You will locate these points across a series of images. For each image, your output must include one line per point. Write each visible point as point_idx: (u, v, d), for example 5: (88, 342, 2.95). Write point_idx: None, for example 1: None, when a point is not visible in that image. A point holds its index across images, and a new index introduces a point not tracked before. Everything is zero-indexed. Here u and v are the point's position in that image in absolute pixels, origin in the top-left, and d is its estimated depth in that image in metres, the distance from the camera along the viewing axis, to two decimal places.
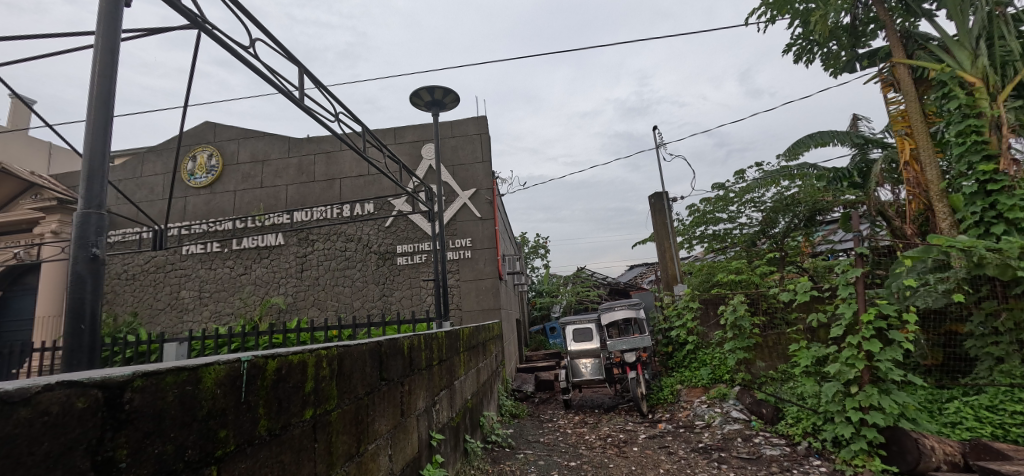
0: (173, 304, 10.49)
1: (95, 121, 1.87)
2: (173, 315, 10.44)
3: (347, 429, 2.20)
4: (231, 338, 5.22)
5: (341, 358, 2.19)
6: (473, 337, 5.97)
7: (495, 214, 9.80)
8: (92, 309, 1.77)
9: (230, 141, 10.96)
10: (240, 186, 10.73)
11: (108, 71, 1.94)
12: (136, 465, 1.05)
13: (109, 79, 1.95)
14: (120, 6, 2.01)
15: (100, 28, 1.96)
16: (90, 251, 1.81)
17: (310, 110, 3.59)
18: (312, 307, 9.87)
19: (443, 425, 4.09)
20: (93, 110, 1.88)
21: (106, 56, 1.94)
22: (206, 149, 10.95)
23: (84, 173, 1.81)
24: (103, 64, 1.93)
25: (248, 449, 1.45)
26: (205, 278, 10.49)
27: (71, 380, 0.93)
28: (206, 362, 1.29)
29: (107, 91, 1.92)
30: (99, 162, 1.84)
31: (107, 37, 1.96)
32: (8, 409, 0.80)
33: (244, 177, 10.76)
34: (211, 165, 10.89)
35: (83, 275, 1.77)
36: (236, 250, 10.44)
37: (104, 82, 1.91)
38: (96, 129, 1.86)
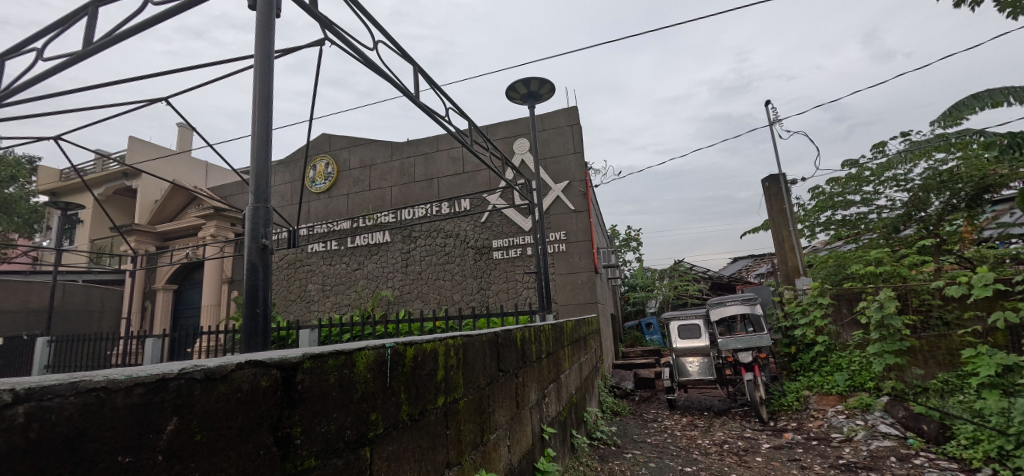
0: (302, 296, 11.79)
1: (259, 128, 2.07)
2: (303, 305, 11.74)
3: (473, 418, 2.22)
4: (352, 326, 5.64)
5: (465, 348, 2.21)
6: (575, 332, 5.83)
7: (589, 206, 9.58)
8: (263, 295, 1.96)
9: (343, 149, 12.01)
10: (352, 189, 11.70)
11: (265, 80, 2.13)
12: (308, 443, 1.09)
13: (268, 88, 2.16)
14: (275, 21, 2.20)
15: (256, 44, 2.15)
16: (260, 241, 2.01)
17: (425, 107, 3.69)
18: (417, 299, 10.45)
19: (552, 419, 4.06)
20: (257, 118, 2.08)
21: (263, 65, 2.14)
22: (324, 158, 12.08)
23: (253, 172, 2.03)
24: (263, 71, 2.14)
25: (395, 432, 1.49)
26: (327, 273, 11.62)
27: (256, 360, 0.99)
28: (358, 348, 1.33)
29: (265, 97, 2.11)
30: (264, 161, 2.04)
31: (263, 50, 2.15)
32: (209, 384, 0.86)
33: (355, 181, 11.72)
34: (328, 172, 12.00)
35: (256, 262, 1.97)
36: (352, 248, 11.41)
37: (263, 87, 2.12)
38: (260, 134, 2.07)
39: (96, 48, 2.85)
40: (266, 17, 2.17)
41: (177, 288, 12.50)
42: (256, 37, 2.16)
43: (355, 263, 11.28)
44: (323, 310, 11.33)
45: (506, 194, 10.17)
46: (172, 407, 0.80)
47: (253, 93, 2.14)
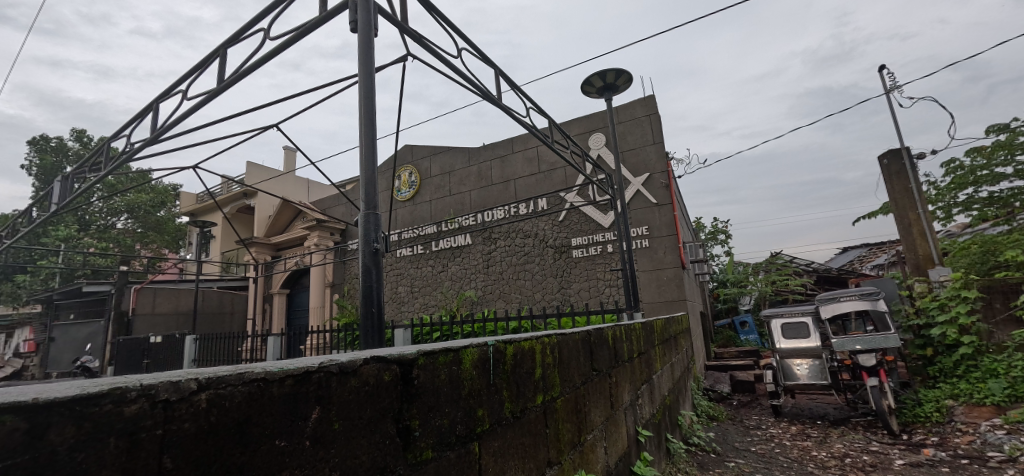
0: (394, 297, 12.55)
1: (367, 140, 2.24)
2: (395, 306, 12.49)
3: (571, 417, 2.20)
4: (443, 325, 5.89)
5: (560, 346, 2.19)
6: (666, 331, 5.58)
7: (673, 198, 9.12)
8: (376, 295, 2.11)
9: (424, 159, 12.60)
10: (435, 196, 12.22)
11: (369, 96, 2.30)
12: (425, 434, 1.15)
13: (372, 104, 2.33)
14: (373, 41, 2.36)
15: (360, 64, 2.32)
16: (372, 245, 2.16)
17: (507, 109, 3.75)
18: (500, 300, 10.65)
19: (647, 421, 3.92)
20: (364, 131, 2.26)
21: (366, 82, 2.31)
22: (407, 169, 12.75)
23: (364, 182, 2.21)
24: (367, 88, 2.31)
25: (499, 428, 1.51)
26: (415, 276, 12.26)
27: (379, 355, 1.05)
28: (464, 345, 1.37)
29: (370, 112, 2.27)
30: (372, 171, 2.21)
31: (366, 68, 2.32)
32: (343, 377, 0.94)
33: (437, 187, 12.24)
34: (412, 181, 12.64)
35: (369, 264, 2.12)
36: (436, 251, 11.92)
37: (368, 103, 2.28)
38: (368, 145, 2.23)
39: (227, 88, 3.28)
40: (367, 38, 2.35)
41: (289, 293, 13.93)
42: (359, 58, 2.33)
43: (440, 266, 11.77)
44: (413, 310, 11.96)
45: (585, 191, 10.01)
46: (315, 397, 0.88)
47: (359, 110, 2.32)
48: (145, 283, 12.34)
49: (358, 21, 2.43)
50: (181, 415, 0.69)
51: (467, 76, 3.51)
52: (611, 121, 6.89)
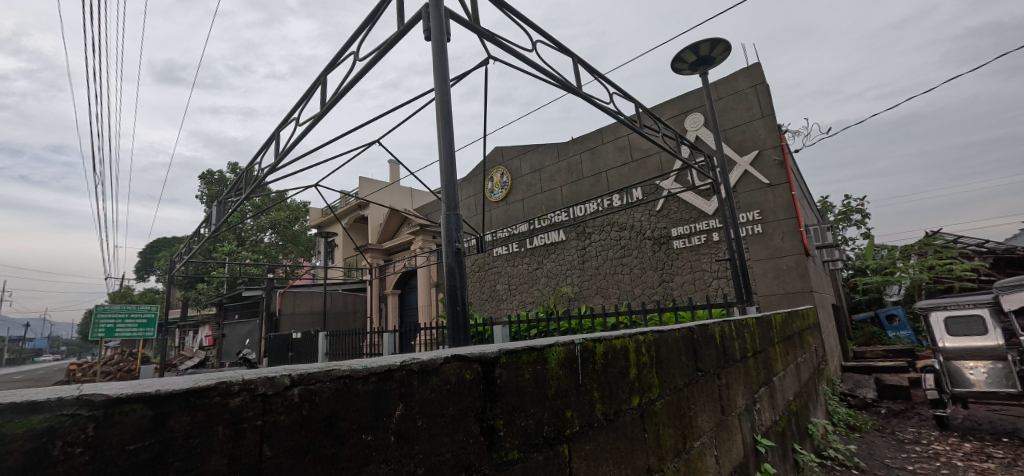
0: (493, 295, 12.94)
1: (445, 141, 2.34)
2: (494, 303, 12.87)
3: (673, 421, 2.05)
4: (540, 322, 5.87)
5: (657, 345, 2.05)
6: (787, 326, 4.97)
7: (789, 177, 8.07)
8: (460, 294, 2.18)
9: (514, 159, 12.80)
10: (526, 194, 12.32)
11: (444, 100, 2.39)
12: (510, 435, 1.14)
13: (448, 109, 2.43)
14: (446, 45, 2.44)
15: (435, 70, 2.42)
16: (455, 245, 2.24)
17: (588, 97, 3.61)
18: (597, 295, 10.39)
19: (767, 429, 3.51)
20: (442, 134, 2.36)
21: (441, 87, 2.40)
22: (499, 170, 13.06)
23: (444, 183, 2.30)
24: (443, 94, 2.41)
25: (591, 431, 1.45)
26: (512, 274, 12.47)
27: (460, 354, 1.07)
28: (549, 344, 1.34)
29: (446, 114, 2.37)
30: (451, 171, 2.30)
31: (440, 74, 2.42)
32: (424, 375, 0.97)
33: (528, 186, 12.31)
34: (503, 181, 12.91)
35: (452, 264, 2.20)
36: (531, 249, 12.01)
37: (443, 106, 2.39)
38: (446, 145, 2.33)
39: (328, 111, 3.61)
40: (439, 44, 2.43)
41: (400, 292, 15.01)
42: (433, 64, 2.44)
43: (535, 263, 11.82)
44: (512, 307, 12.16)
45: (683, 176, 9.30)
46: (398, 395, 0.92)
47: (437, 115, 2.43)
48: (286, 288, 14.33)
49: (431, 29, 2.52)
50: (277, 408, 0.76)
51: (544, 68, 3.46)
52: (709, 98, 6.27)
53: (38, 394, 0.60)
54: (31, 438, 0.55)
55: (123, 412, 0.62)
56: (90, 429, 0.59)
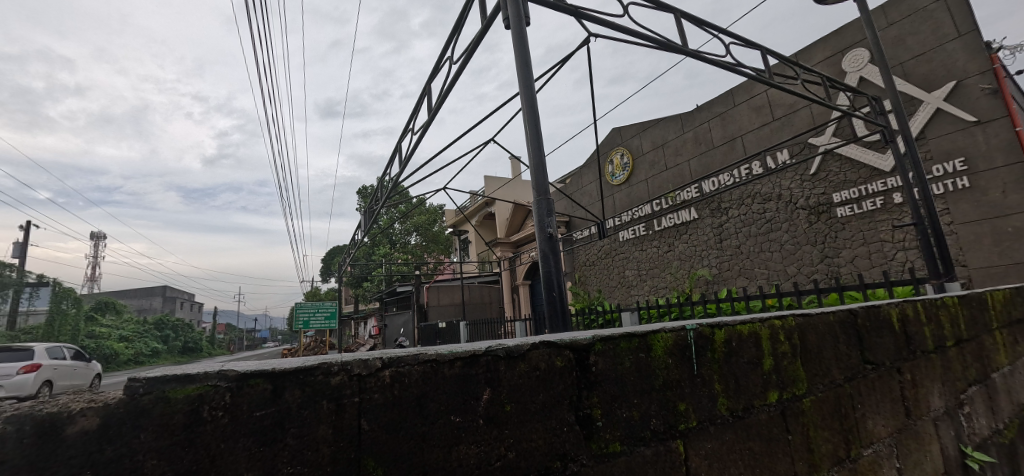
0: (622, 282, 11.80)
1: (530, 127, 2.42)
2: (623, 291, 11.77)
3: (830, 422, 1.72)
4: (671, 307, 5.41)
5: (802, 331, 1.74)
6: (1012, 306, 3.74)
7: (1011, 107, 6.09)
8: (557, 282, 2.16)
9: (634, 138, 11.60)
10: (650, 173, 10.96)
11: (526, 86, 2.48)
12: (610, 426, 1.08)
13: (532, 98, 2.48)
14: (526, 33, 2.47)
15: (517, 59, 2.50)
16: (547, 230, 2.24)
17: (699, 53, 3.21)
18: (741, 276, 9.08)
19: (984, 440, 2.70)
20: (528, 120, 2.43)
21: (524, 76, 2.48)
22: (619, 151, 12.01)
23: (532, 166, 2.34)
24: (527, 88, 2.49)
25: (712, 429, 1.30)
26: (641, 259, 11.25)
27: (549, 341, 1.04)
28: (653, 330, 1.23)
29: (529, 98, 2.46)
30: (539, 156, 2.34)
31: (523, 64, 2.49)
32: (512, 361, 0.97)
33: (651, 164, 11.00)
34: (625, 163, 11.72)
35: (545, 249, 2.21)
36: (659, 231, 10.83)
37: (527, 92, 2.47)
38: (532, 131, 2.41)
39: (434, 118, 3.87)
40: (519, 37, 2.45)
41: (531, 283, 14.50)
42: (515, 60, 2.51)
43: (664, 246, 10.61)
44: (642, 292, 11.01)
45: (843, 127, 7.59)
46: (485, 379, 0.93)
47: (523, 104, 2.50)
48: (431, 282, 15.92)
49: (509, 16, 2.54)
50: (373, 387, 0.83)
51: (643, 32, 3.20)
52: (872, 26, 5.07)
53: (194, 368, 0.75)
54: (187, 401, 0.69)
55: (249, 385, 0.74)
56: (227, 396, 0.72)
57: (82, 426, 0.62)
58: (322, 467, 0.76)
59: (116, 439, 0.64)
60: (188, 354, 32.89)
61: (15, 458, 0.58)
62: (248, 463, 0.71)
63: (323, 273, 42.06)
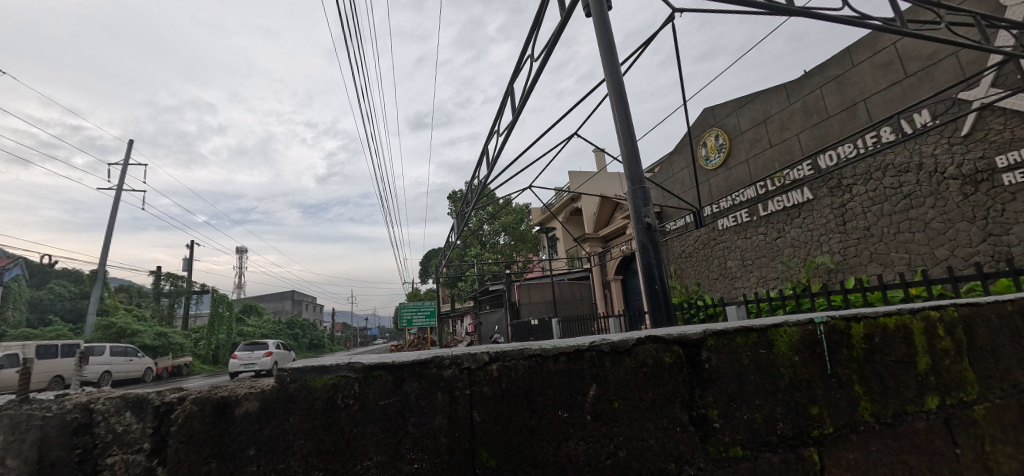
0: (723, 273, 9.60)
1: (620, 115, 2.36)
2: (726, 283, 9.58)
3: (1014, 435, 1.44)
4: (788, 299, 4.90)
5: (967, 323, 1.46)
6: None
7: None
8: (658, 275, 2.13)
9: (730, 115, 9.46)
10: (752, 152, 8.86)
11: (613, 72, 2.40)
12: (728, 428, 1.01)
13: (620, 84, 2.40)
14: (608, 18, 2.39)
15: (601, 46, 2.44)
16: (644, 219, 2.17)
17: (809, 12, 2.88)
18: (872, 264, 6.94)
19: None
20: (617, 109, 2.38)
21: (609, 62, 2.41)
22: (713, 132, 9.87)
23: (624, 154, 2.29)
24: (613, 74, 2.41)
25: (854, 437, 1.15)
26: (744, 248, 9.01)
27: (656, 335, 1.00)
28: (774, 323, 1.11)
29: (617, 86, 2.38)
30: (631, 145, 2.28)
31: (607, 50, 2.42)
32: (618, 355, 0.94)
33: (751, 143, 8.95)
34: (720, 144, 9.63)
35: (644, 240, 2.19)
36: (765, 216, 8.63)
37: (614, 80, 2.39)
38: (622, 118, 2.35)
39: (519, 117, 3.89)
40: (603, 24, 2.40)
41: (623, 278, 13.88)
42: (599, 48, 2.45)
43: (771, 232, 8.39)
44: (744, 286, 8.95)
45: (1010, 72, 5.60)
46: (590, 375, 0.92)
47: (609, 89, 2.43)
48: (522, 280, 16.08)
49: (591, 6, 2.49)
50: (480, 379, 0.88)
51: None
52: None
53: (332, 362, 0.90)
54: (324, 391, 0.83)
55: (374, 378, 0.85)
56: (358, 386, 0.85)
57: (247, 408, 0.80)
58: (441, 455, 0.84)
59: (273, 418, 0.81)
60: (313, 349, 36.84)
61: (206, 421, 0.81)
62: (378, 447, 0.83)
63: (422, 274, 44.42)
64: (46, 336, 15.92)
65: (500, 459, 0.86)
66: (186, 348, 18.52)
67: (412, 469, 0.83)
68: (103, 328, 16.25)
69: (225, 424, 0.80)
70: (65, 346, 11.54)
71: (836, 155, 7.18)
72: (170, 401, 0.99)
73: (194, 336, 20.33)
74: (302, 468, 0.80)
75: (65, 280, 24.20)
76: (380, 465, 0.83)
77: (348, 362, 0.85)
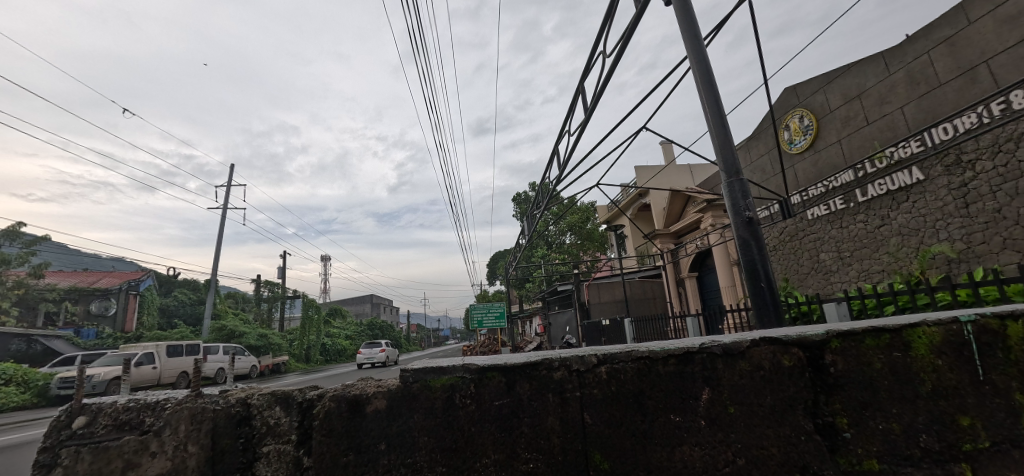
0: (817, 267, 8.62)
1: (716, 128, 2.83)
2: (820, 278, 8.59)
3: None
4: (903, 294, 4.29)
5: None
6: None
7: None
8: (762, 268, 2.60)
9: (817, 93, 8.46)
10: (845, 131, 7.84)
11: (709, 90, 2.85)
12: (861, 437, 1.15)
13: (716, 101, 2.86)
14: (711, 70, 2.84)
15: (696, 69, 2.94)
16: (745, 215, 2.65)
17: None
18: (1007, 251, 5.80)
19: None
20: (713, 122, 2.86)
21: (705, 84, 2.88)
22: (796, 112, 8.89)
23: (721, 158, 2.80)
24: (709, 92, 2.87)
25: (1015, 452, 1.15)
26: (841, 238, 8.01)
27: (771, 339, 1.17)
28: (910, 324, 1.21)
29: (714, 104, 2.85)
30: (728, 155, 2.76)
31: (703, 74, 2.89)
32: (733, 359, 1.14)
33: (843, 120, 7.91)
34: (805, 125, 8.63)
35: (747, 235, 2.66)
36: (863, 203, 7.56)
37: (710, 97, 2.85)
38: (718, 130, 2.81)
39: (589, 118, 3.86)
40: (700, 62, 2.91)
41: (699, 275, 13.13)
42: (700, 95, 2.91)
43: (872, 220, 7.37)
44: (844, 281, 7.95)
45: None
46: (704, 378, 1.14)
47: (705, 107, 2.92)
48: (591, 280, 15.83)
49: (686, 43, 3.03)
50: (591, 381, 1.15)
51: None
52: None
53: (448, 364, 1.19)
54: (443, 389, 1.14)
55: (488, 377, 1.15)
56: (472, 386, 1.15)
57: (375, 406, 1.13)
58: (555, 456, 1.11)
59: (398, 417, 1.13)
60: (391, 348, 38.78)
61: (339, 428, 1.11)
62: (494, 448, 1.12)
63: (490, 275, 45.09)
64: (172, 337, 18.30)
65: (613, 463, 1.10)
66: (283, 348, 20.37)
67: (525, 467, 1.11)
68: (216, 330, 18.38)
69: (359, 418, 1.13)
70: (188, 346, 13.24)
71: (952, 127, 6.14)
72: (309, 398, 1.34)
73: (290, 337, 22.28)
74: (428, 462, 1.11)
75: (184, 287, 27.60)
76: (495, 463, 1.12)
77: (463, 366, 1.15)
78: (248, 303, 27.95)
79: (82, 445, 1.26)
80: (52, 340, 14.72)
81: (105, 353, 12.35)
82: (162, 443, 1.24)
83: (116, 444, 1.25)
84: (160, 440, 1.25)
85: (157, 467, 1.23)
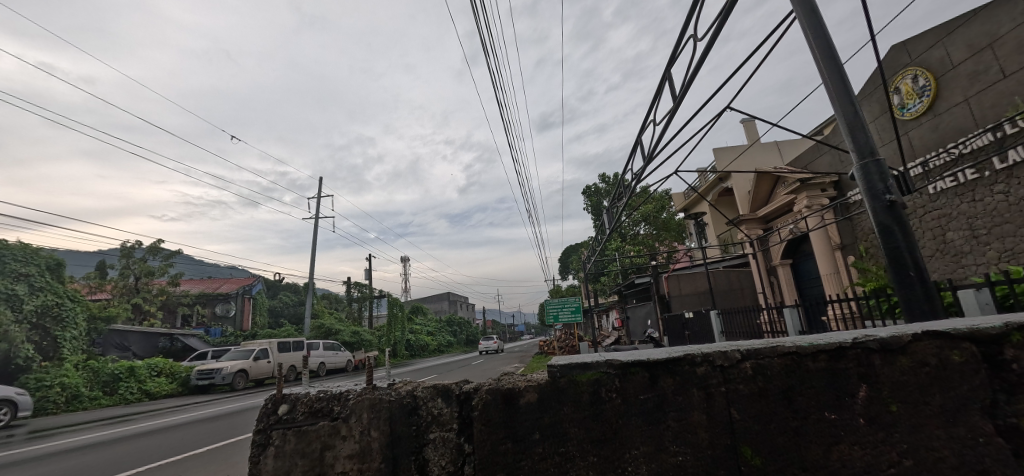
0: (944, 248, 7.53)
1: (843, 107, 2.72)
2: (948, 261, 7.49)
3: None
4: None
5: None
6: None
7: None
8: (911, 258, 2.48)
9: (933, 48, 7.36)
10: (975, 89, 6.74)
11: (834, 72, 2.76)
12: None
13: (842, 78, 2.75)
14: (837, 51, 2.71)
15: (813, 47, 2.84)
16: (886, 199, 2.56)
17: None
18: None
19: None
20: (837, 101, 2.75)
21: (827, 64, 2.78)
22: (908, 72, 7.78)
23: (851, 138, 2.70)
24: (834, 72, 2.77)
25: None
26: (974, 214, 6.91)
27: (937, 333, 1.27)
28: None
29: (840, 84, 2.73)
30: (862, 138, 2.67)
31: (826, 52, 2.79)
32: (893, 354, 1.27)
33: (971, 76, 6.81)
34: (920, 85, 7.51)
35: (889, 222, 2.54)
36: (1003, 171, 6.44)
37: (834, 76, 2.76)
38: (846, 112, 2.71)
39: (679, 103, 3.70)
40: (821, 42, 2.81)
41: (793, 262, 12.01)
42: (823, 79, 2.79)
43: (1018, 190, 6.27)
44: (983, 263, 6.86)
45: None
46: (860, 375, 1.27)
47: (829, 87, 2.79)
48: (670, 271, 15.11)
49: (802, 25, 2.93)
50: (737, 376, 1.32)
51: None
52: None
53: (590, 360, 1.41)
54: (589, 383, 1.35)
55: (631, 373, 1.35)
56: (615, 381, 1.35)
57: (528, 398, 1.37)
58: (703, 448, 1.29)
59: (550, 409, 1.36)
60: (468, 343, 40.15)
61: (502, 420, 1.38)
62: (641, 441, 1.32)
63: (561, 271, 45.00)
64: (281, 334, 20.48)
65: (763, 459, 1.26)
66: (374, 344, 22.15)
67: (674, 458, 1.30)
68: (316, 328, 20.23)
69: (513, 409, 1.38)
70: (295, 342, 14.75)
71: None
72: (466, 390, 1.50)
73: (379, 333, 23.86)
74: (578, 451, 1.33)
75: (287, 290, 30.60)
76: (644, 454, 1.31)
77: (606, 362, 1.36)
78: (340, 303, 30.30)
79: (286, 428, 1.49)
80: (189, 337, 17.16)
81: (230, 349, 14.14)
82: (351, 428, 1.45)
83: (314, 427, 1.47)
84: (348, 424, 1.46)
85: (347, 448, 1.44)
